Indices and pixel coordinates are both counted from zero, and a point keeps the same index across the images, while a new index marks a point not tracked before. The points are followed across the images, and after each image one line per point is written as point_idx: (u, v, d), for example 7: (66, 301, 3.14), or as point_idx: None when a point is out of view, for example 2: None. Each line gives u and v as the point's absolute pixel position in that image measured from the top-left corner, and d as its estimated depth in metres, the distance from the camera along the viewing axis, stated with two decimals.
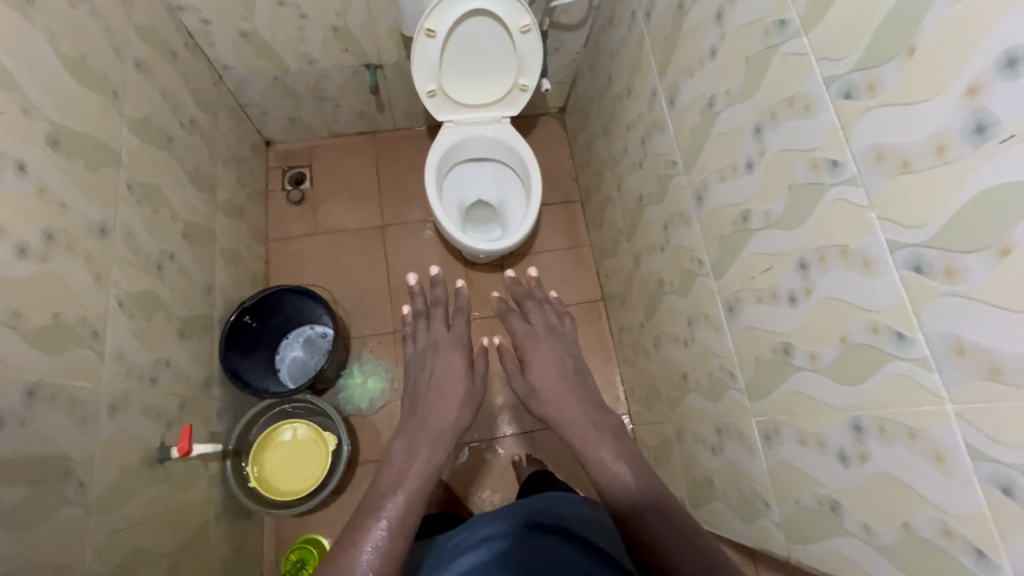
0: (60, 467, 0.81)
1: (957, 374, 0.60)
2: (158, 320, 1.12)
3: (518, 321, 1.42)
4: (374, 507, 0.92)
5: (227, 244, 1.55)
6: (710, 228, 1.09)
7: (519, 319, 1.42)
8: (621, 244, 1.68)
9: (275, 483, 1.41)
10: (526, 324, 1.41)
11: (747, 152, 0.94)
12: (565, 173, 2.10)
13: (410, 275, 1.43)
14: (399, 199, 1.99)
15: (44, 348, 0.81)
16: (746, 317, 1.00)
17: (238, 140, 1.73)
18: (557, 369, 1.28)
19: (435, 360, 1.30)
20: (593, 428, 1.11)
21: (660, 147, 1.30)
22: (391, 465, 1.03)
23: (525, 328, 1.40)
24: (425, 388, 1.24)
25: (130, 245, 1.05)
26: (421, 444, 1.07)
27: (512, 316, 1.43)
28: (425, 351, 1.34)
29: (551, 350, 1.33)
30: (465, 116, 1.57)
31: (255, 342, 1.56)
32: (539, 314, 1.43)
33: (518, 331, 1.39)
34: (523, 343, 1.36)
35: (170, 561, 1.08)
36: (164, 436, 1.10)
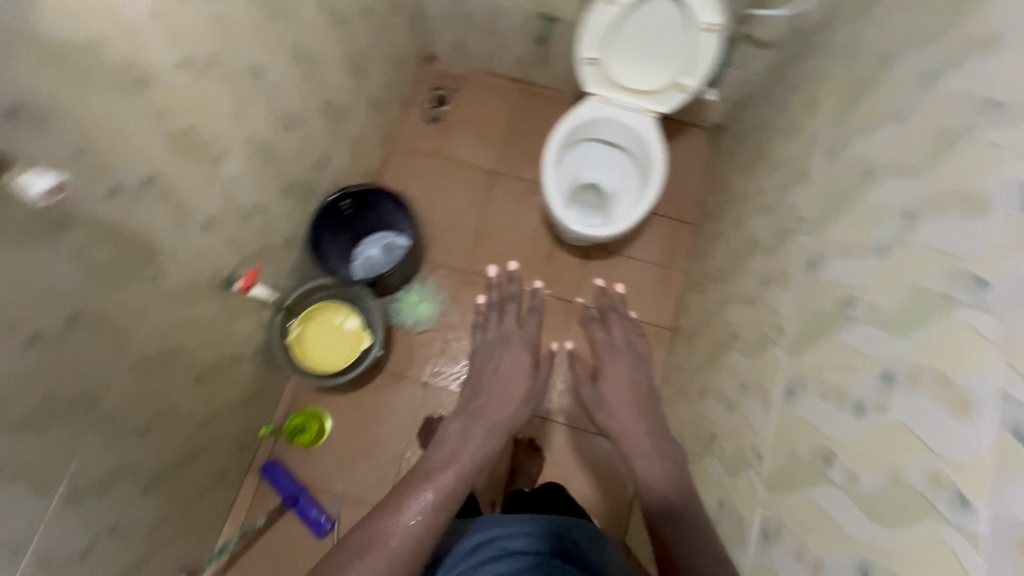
0: (148, 251, 0.94)
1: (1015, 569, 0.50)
2: (270, 170, 1.24)
3: (599, 332, 1.40)
4: (423, 478, 0.97)
5: (356, 132, 1.66)
6: (810, 301, 0.98)
7: (600, 329, 1.41)
8: (713, 283, 1.58)
9: (307, 351, 1.54)
10: (607, 335, 1.40)
11: (885, 235, 0.82)
12: (691, 192, 1.98)
13: (490, 268, 1.49)
14: (521, 153, 2.00)
15: (172, 150, 0.93)
16: (802, 406, 0.90)
17: (404, 44, 1.82)
18: (630, 389, 1.24)
19: (502, 352, 1.32)
20: (654, 452, 1.08)
21: (796, 198, 1.18)
22: (444, 443, 1.08)
23: (604, 339, 1.39)
24: (489, 374, 1.28)
25: (274, 97, 1.17)
26: (476, 431, 1.11)
27: (598, 331, 1.41)
28: (494, 342, 1.36)
29: (625, 365, 1.30)
30: (614, 96, 1.52)
31: (343, 227, 1.67)
32: (622, 329, 1.40)
33: (597, 341, 1.38)
34: (601, 355, 1.34)
35: (200, 369, 1.23)
36: (237, 268, 1.23)
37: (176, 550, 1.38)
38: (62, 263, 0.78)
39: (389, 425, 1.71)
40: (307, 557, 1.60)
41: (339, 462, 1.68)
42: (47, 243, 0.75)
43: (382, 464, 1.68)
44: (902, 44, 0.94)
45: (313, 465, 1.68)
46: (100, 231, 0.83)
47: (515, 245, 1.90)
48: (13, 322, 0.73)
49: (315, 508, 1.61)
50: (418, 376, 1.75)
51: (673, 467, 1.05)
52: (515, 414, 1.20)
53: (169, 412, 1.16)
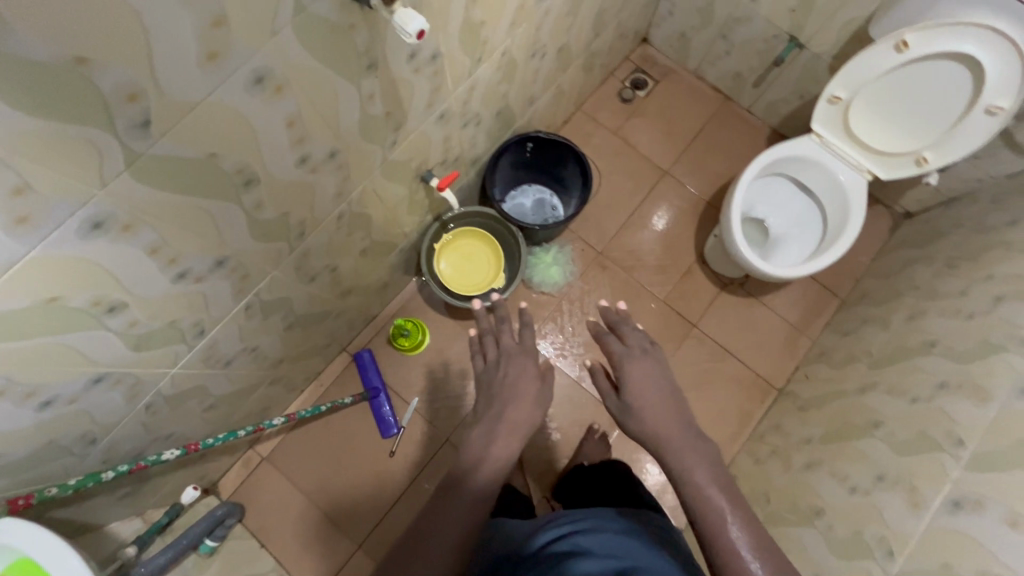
0: (400, 120, 0.98)
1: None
2: (501, 88, 1.27)
3: (612, 337, 1.18)
4: (450, 485, 0.94)
5: (564, 84, 1.66)
6: (1017, 427, 0.90)
7: (609, 336, 1.20)
8: (856, 365, 1.49)
9: (445, 266, 1.59)
10: (622, 344, 1.18)
11: None
12: (852, 267, 1.86)
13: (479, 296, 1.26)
14: (697, 163, 1.95)
15: (463, 37, 0.95)
16: (970, 524, 0.85)
17: (636, 17, 1.80)
18: (655, 386, 1.07)
19: (508, 366, 1.12)
20: (690, 457, 0.95)
21: (1019, 318, 1.08)
22: (470, 447, 1.01)
23: (620, 348, 1.17)
24: (497, 385, 1.10)
25: (541, 22, 1.18)
26: (499, 432, 1.01)
27: (616, 351, 1.14)
28: (496, 363, 1.14)
29: (645, 364, 1.11)
30: (838, 142, 1.45)
31: (514, 168, 1.69)
32: (636, 336, 1.18)
33: (608, 350, 1.16)
34: (615, 361, 1.13)
35: (369, 243, 1.28)
36: (435, 166, 1.27)
37: (271, 393, 1.47)
38: (354, 101, 0.82)
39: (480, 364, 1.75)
40: (366, 448, 1.67)
41: (424, 378, 1.74)
42: (357, 78, 0.79)
43: (460, 396, 1.72)
44: None
45: (400, 371, 1.74)
46: (387, 85, 0.86)
47: (656, 248, 1.87)
48: (303, 136, 0.78)
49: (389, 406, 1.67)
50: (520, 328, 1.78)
51: (711, 467, 0.93)
52: (533, 413, 1.06)
53: (333, 269, 1.23)
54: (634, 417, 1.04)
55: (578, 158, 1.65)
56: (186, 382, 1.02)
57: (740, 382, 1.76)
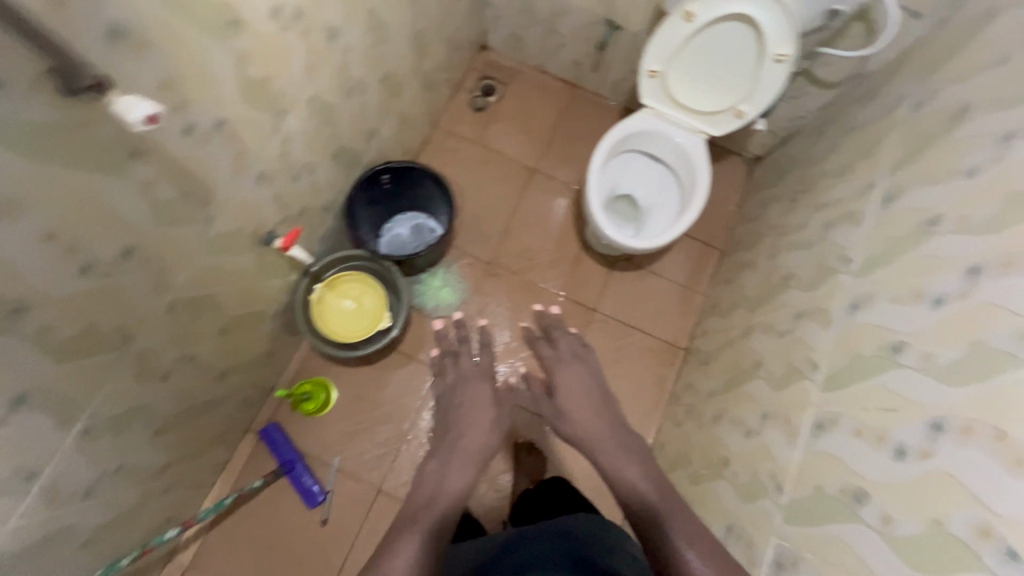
0: (205, 194, 0.93)
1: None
2: (325, 132, 1.23)
3: (548, 348, 1.52)
4: (413, 515, 1.03)
5: (406, 108, 1.65)
6: (853, 341, 0.98)
7: (548, 350, 1.54)
8: (738, 311, 1.59)
9: (328, 317, 1.52)
10: (553, 352, 1.52)
11: (944, 287, 0.83)
12: (722, 218, 1.98)
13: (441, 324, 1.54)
14: (561, 154, 2.00)
15: (247, 96, 0.91)
16: (832, 443, 0.91)
17: (463, 28, 1.82)
18: (584, 391, 1.36)
19: (466, 391, 1.42)
20: (618, 449, 1.17)
21: (843, 239, 1.18)
22: (426, 483, 1.14)
23: (552, 356, 1.49)
24: (457, 413, 1.36)
25: (344, 58, 1.16)
26: (453, 463, 1.19)
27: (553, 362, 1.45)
28: (455, 387, 1.48)
29: (576, 371, 1.42)
30: (669, 112, 1.53)
31: (378, 202, 1.66)
32: (568, 347, 1.52)
33: (548, 359, 1.47)
34: (551, 371, 1.45)
35: (228, 321, 1.21)
36: (277, 225, 1.22)
37: (171, 502, 1.36)
38: (128, 193, 0.77)
39: (395, 404, 1.71)
40: (297, 524, 1.58)
41: (341, 434, 1.67)
42: (119, 169, 0.73)
43: (382, 442, 1.67)
44: (980, 102, 0.95)
45: (314, 434, 1.66)
46: (167, 165, 0.81)
47: (542, 245, 1.90)
48: (74, 244, 0.72)
49: (310, 476, 1.59)
50: (422, 356, 1.74)
51: (638, 459, 1.13)
52: (485, 442, 1.28)
53: (192, 359, 1.15)
54: (567, 420, 1.31)
55: (436, 177, 1.64)
56: (36, 530, 0.92)
57: (647, 352, 1.82)
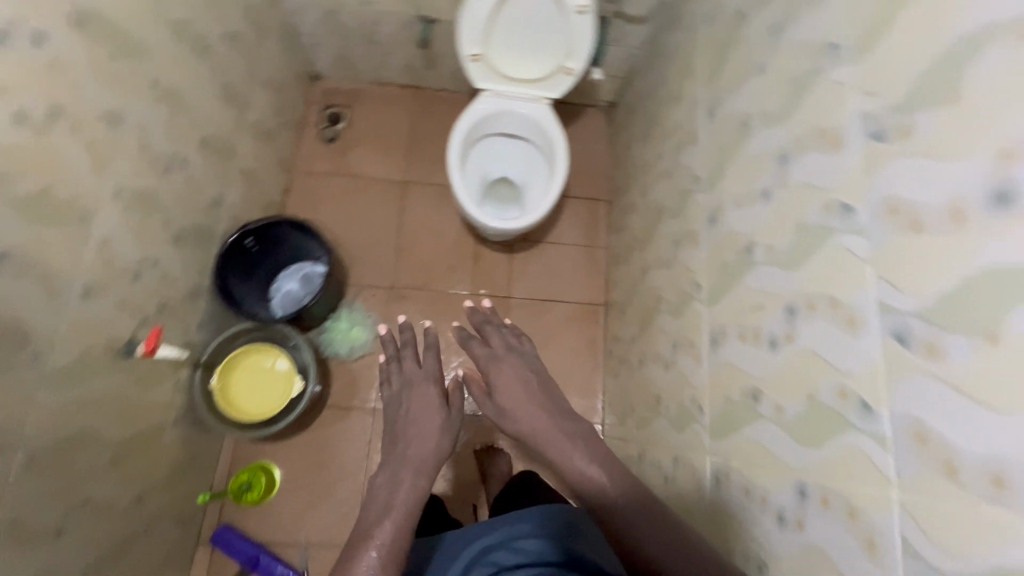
0: (20, 335, 0.84)
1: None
2: (152, 220, 1.15)
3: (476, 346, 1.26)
4: (362, 541, 0.94)
5: (247, 165, 1.57)
6: (718, 253, 1.03)
7: (477, 346, 1.27)
8: (633, 253, 1.63)
9: (238, 400, 1.44)
10: (486, 348, 1.26)
11: (767, 179, 0.88)
12: (599, 170, 2.03)
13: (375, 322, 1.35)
14: (427, 159, 1.97)
15: (28, 218, 0.83)
16: (726, 352, 0.95)
17: (282, 66, 1.75)
18: (523, 383, 1.16)
19: (409, 398, 1.20)
20: (568, 439, 1.02)
21: (689, 160, 1.24)
22: (376, 496, 1.02)
23: (484, 352, 1.24)
24: (403, 424, 1.16)
25: (142, 140, 1.08)
26: (404, 473, 1.05)
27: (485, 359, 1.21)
28: (399, 392, 1.23)
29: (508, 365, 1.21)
30: (506, 87, 1.53)
31: (253, 267, 1.57)
32: (499, 337, 1.28)
33: (478, 358, 1.23)
34: (486, 370, 1.22)
35: (119, 450, 1.12)
36: (136, 331, 1.13)
37: None
38: None
39: (343, 459, 1.64)
40: None
41: (298, 510, 1.59)
42: None
43: (342, 502, 1.61)
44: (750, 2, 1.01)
45: (270, 521, 1.57)
46: None
47: (437, 252, 1.87)
48: None
49: (280, 564, 1.49)
50: (355, 402, 1.69)
51: (587, 446, 1.00)
52: (439, 448, 1.12)
53: (90, 505, 1.05)
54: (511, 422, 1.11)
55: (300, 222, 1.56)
56: None
57: (570, 318, 1.85)
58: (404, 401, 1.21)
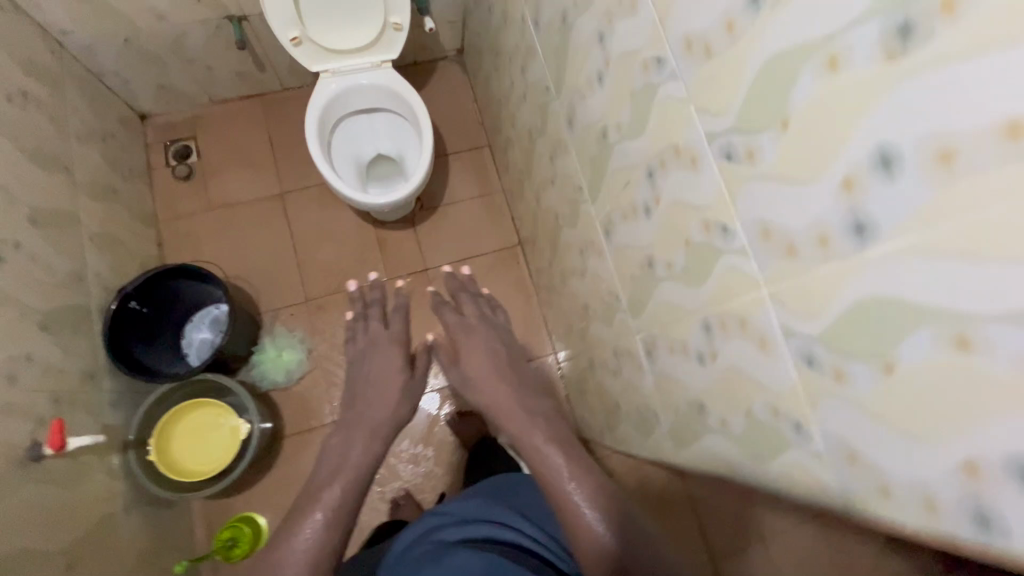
0: None
1: (904, 178, 0.41)
2: (3, 314, 1.04)
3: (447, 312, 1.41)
4: (312, 500, 0.97)
5: (100, 229, 1.44)
6: (586, 149, 1.06)
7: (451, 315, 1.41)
8: (524, 184, 1.66)
9: (186, 464, 1.38)
10: (458, 317, 1.40)
11: (596, 63, 0.90)
12: (470, 118, 2.01)
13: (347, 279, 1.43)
14: (297, 163, 1.88)
15: None
16: (619, 237, 1.00)
17: (98, 114, 1.59)
18: (490, 358, 1.27)
19: (373, 358, 1.33)
20: (527, 414, 1.08)
21: (535, 74, 1.25)
22: (328, 455, 1.09)
23: (456, 320, 1.39)
24: (365, 384, 1.28)
25: None
26: (358, 437, 1.12)
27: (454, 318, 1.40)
28: (364, 351, 1.36)
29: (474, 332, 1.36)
30: (342, 63, 1.50)
31: (149, 328, 1.46)
32: (473, 307, 1.42)
33: (450, 326, 1.37)
34: (456, 337, 1.34)
35: (69, 556, 1.05)
36: (35, 434, 1.04)
37: None
38: None
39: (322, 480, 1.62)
40: None
41: None
42: None
43: None
44: None
45: None
46: None
47: (341, 251, 1.82)
48: None
49: None
50: (313, 422, 1.65)
51: (546, 424, 1.04)
52: (394, 412, 1.22)
53: None
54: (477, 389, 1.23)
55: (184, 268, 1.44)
56: None
57: (491, 268, 1.87)
58: (366, 369, 1.32)
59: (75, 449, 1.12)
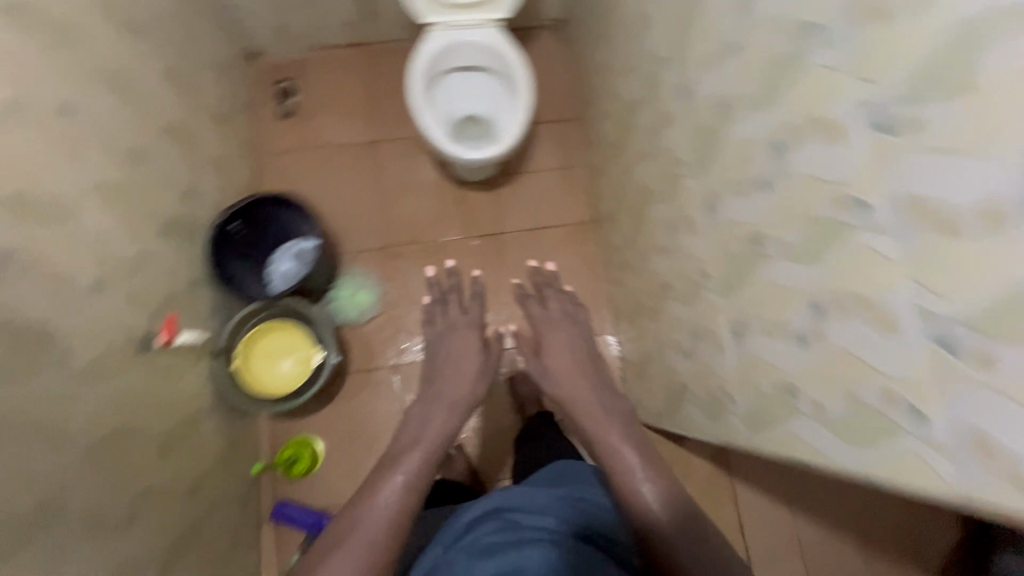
0: (45, 336, 0.85)
1: None
2: (136, 213, 1.14)
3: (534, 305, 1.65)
4: (393, 463, 1.07)
5: (212, 152, 1.54)
6: (697, 125, 1.05)
7: (537, 306, 1.66)
8: (612, 160, 1.65)
9: (261, 381, 1.47)
10: (543, 309, 1.65)
11: (731, 31, 0.89)
12: (560, 90, 2.01)
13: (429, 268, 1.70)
14: (390, 114, 1.94)
15: (20, 219, 0.83)
16: (722, 213, 0.98)
17: (220, 45, 1.69)
18: (570, 358, 1.44)
19: (450, 338, 1.53)
20: (605, 418, 1.20)
21: (649, 44, 1.24)
22: (411, 425, 1.22)
23: (541, 312, 1.63)
24: (443, 359, 1.46)
25: (104, 132, 1.06)
26: (436, 412, 1.24)
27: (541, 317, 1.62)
28: (443, 331, 1.58)
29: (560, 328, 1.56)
30: (454, 17, 1.54)
31: (243, 252, 1.56)
32: (556, 303, 1.67)
33: (535, 317, 1.63)
34: (541, 329, 1.59)
35: (163, 440, 1.14)
36: (151, 325, 1.14)
37: None
38: None
39: (379, 418, 1.69)
40: None
41: (347, 473, 1.65)
42: None
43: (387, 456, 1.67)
44: None
45: (323, 489, 1.63)
46: None
47: (421, 205, 1.87)
48: None
49: None
50: (377, 363, 1.73)
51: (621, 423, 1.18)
52: (471, 389, 1.35)
53: (152, 494, 1.09)
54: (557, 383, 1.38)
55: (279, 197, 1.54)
56: None
57: (563, 240, 1.88)
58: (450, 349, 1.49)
59: (180, 345, 1.22)
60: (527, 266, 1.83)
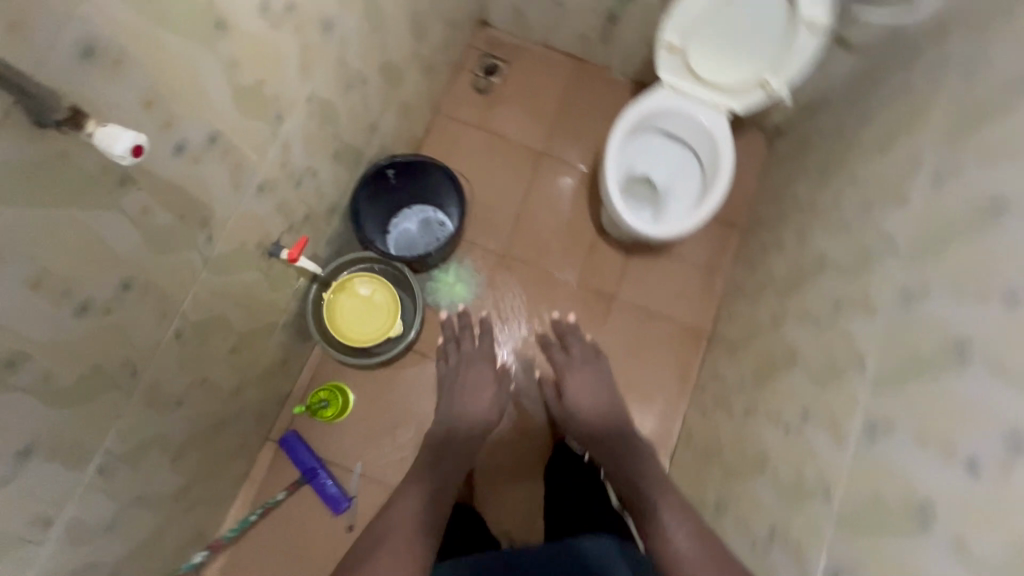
0: (203, 217, 0.86)
1: None
2: (324, 131, 1.15)
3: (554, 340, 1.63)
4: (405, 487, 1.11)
5: (407, 97, 1.56)
6: (904, 339, 0.91)
7: (560, 356, 1.56)
8: (764, 295, 1.52)
9: (346, 325, 1.44)
10: (566, 355, 1.56)
11: (1015, 281, 0.75)
12: (742, 194, 1.88)
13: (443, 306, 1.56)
14: (571, 135, 1.90)
15: (241, 108, 0.84)
16: (889, 451, 0.85)
17: (462, 4, 1.70)
18: (593, 389, 1.48)
19: (467, 370, 1.47)
20: (636, 460, 1.24)
21: (883, 221, 1.10)
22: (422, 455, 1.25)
23: (565, 358, 1.56)
24: (455, 385, 1.44)
25: (340, 52, 1.07)
26: (449, 443, 1.27)
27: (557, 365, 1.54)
28: (458, 366, 1.49)
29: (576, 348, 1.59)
30: (690, 87, 1.43)
31: (382, 197, 1.58)
32: (579, 352, 1.56)
33: (557, 363, 1.56)
34: (562, 373, 1.53)
35: (237, 340, 1.15)
36: (282, 235, 1.15)
37: (192, 521, 1.34)
38: (117, 224, 0.69)
39: (414, 406, 1.66)
40: (321, 535, 1.55)
41: (361, 440, 1.63)
42: (105, 203, 0.66)
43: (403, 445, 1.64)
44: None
45: (333, 441, 1.62)
46: (160, 191, 0.74)
47: (554, 233, 1.82)
48: (68, 287, 0.66)
49: (332, 484, 1.56)
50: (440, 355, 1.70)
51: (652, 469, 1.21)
52: (487, 409, 1.39)
53: (203, 385, 1.10)
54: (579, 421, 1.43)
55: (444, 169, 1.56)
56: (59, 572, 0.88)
57: (669, 338, 1.76)
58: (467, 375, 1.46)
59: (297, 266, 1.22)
60: (563, 318, 1.72)
